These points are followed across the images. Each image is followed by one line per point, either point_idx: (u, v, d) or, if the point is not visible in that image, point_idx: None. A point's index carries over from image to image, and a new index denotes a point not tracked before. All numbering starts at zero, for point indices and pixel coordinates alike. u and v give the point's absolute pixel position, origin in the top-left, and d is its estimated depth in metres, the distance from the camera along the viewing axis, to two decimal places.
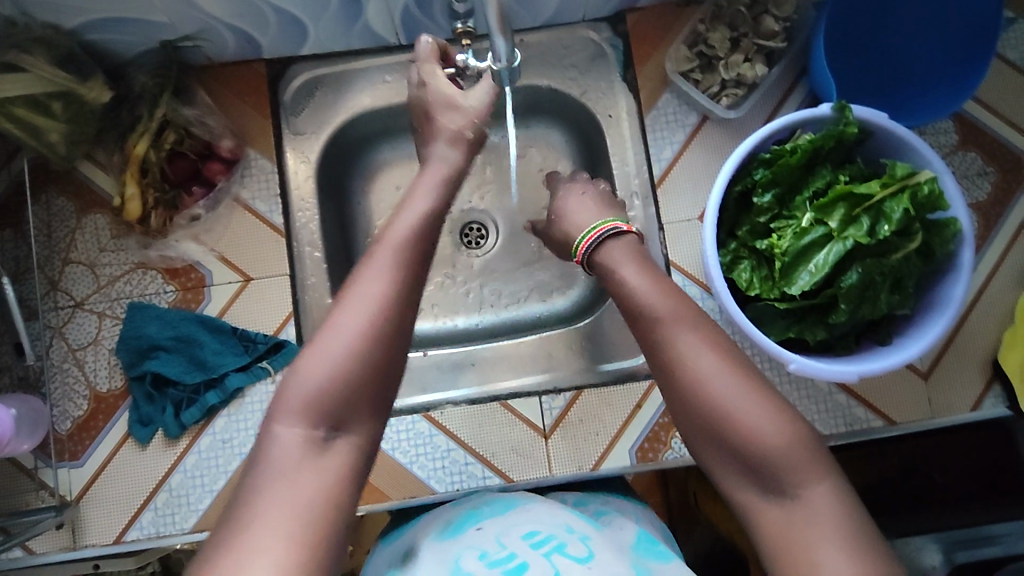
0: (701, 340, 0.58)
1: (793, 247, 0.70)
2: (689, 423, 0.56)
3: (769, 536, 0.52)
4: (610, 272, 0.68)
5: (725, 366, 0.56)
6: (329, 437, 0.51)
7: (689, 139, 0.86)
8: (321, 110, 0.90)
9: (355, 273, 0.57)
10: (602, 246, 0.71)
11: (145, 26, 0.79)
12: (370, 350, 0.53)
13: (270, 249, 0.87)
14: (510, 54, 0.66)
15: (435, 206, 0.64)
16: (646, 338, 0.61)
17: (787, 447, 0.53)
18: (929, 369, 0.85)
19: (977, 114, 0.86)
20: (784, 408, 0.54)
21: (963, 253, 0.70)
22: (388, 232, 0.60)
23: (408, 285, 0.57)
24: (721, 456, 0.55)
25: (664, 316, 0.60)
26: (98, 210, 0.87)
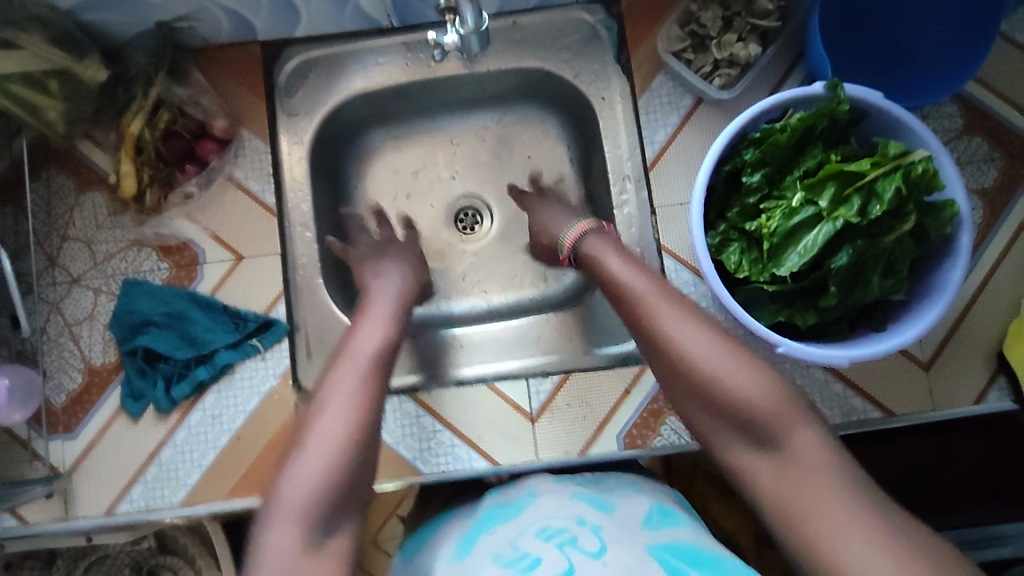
0: (683, 316, 0.63)
1: (782, 227, 0.68)
2: (679, 389, 0.62)
3: (764, 488, 0.56)
4: (596, 263, 0.73)
5: (703, 334, 0.61)
6: (324, 538, 0.55)
7: (683, 121, 0.85)
8: (314, 92, 0.91)
9: (328, 385, 0.64)
10: (587, 246, 0.76)
11: (137, 7, 0.79)
12: (354, 445, 0.59)
13: (262, 227, 0.87)
14: (478, 20, 0.70)
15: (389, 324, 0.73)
16: (632, 319, 0.66)
17: (770, 400, 0.57)
18: (930, 359, 0.82)
19: (984, 97, 0.83)
20: (763, 367, 0.59)
21: (961, 236, 0.68)
22: (353, 348, 0.67)
23: (378, 390, 0.64)
24: (710, 414, 0.60)
25: (644, 295, 0.66)
26: (96, 188, 0.88)
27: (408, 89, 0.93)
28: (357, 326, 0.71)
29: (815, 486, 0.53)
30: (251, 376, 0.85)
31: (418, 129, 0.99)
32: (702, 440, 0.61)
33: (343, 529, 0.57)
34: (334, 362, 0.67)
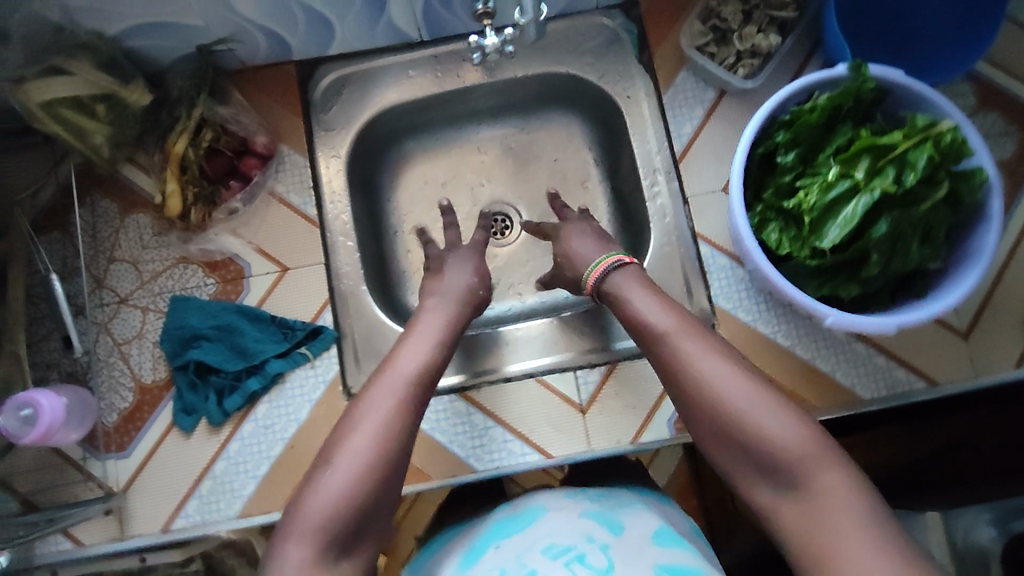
0: (709, 351, 0.61)
1: (821, 202, 0.70)
2: (704, 429, 0.59)
3: (793, 534, 0.53)
4: (615, 292, 0.72)
5: (733, 372, 0.59)
6: (337, 559, 0.55)
7: (708, 115, 0.89)
8: (349, 107, 0.94)
9: (355, 408, 0.62)
10: (612, 274, 0.74)
11: (181, 31, 0.82)
12: (377, 467, 0.57)
13: (306, 239, 0.90)
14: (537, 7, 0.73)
15: (438, 343, 0.70)
16: (654, 354, 0.64)
17: (805, 448, 0.54)
18: (968, 327, 0.84)
19: (994, 75, 0.87)
20: (798, 409, 0.56)
21: (992, 201, 0.70)
22: (392, 370, 0.65)
23: (410, 415, 0.62)
24: (737, 455, 0.57)
25: (666, 326, 0.64)
26: (140, 210, 0.90)
27: (438, 100, 0.96)
28: (396, 350, 0.69)
29: (848, 533, 0.50)
30: (302, 384, 0.86)
31: (447, 138, 1.02)
32: (730, 481, 0.59)
33: (360, 550, 0.56)
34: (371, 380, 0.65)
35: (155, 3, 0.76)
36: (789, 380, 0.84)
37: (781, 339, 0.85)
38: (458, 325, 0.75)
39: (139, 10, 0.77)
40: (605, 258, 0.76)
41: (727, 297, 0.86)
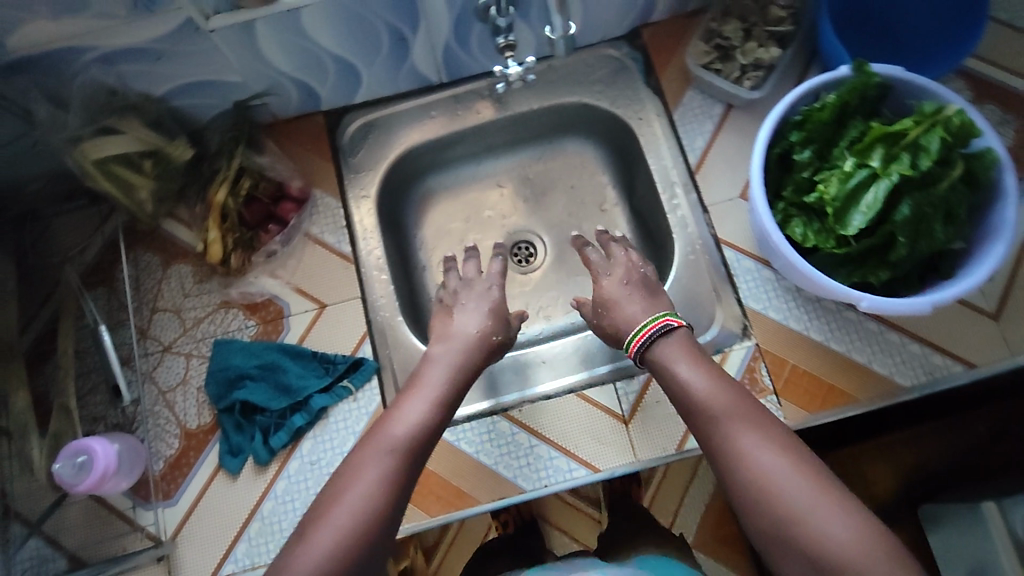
0: (765, 444, 0.63)
1: (841, 191, 0.73)
2: (756, 523, 0.60)
3: None
4: (664, 369, 0.74)
5: (780, 459, 0.61)
6: None
7: (718, 128, 0.93)
8: (376, 150, 0.99)
9: (349, 473, 0.64)
10: (655, 346, 0.76)
11: (221, 89, 0.88)
12: (357, 529, 0.60)
13: (341, 275, 0.92)
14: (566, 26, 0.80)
15: (436, 401, 0.73)
16: (708, 441, 0.66)
17: (858, 550, 0.54)
18: (997, 309, 0.84)
19: (986, 69, 0.92)
20: (856, 511, 0.56)
21: (1006, 177, 0.73)
22: (384, 431, 0.69)
23: (399, 480, 0.65)
24: (793, 554, 0.57)
25: (717, 412, 0.67)
26: (182, 260, 0.93)
27: (458, 136, 1.01)
28: (398, 405, 0.73)
29: None
30: (345, 418, 0.87)
31: (468, 174, 1.07)
32: None
33: None
34: (368, 437, 0.69)
35: (199, 63, 0.82)
36: (828, 374, 0.84)
37: (814, 334, 0.86)
38: (460, 377, 0.78)
39: (184, 70, 0.83)
40: (650, 320, 0.79)
41: (756, 298, 0.88)
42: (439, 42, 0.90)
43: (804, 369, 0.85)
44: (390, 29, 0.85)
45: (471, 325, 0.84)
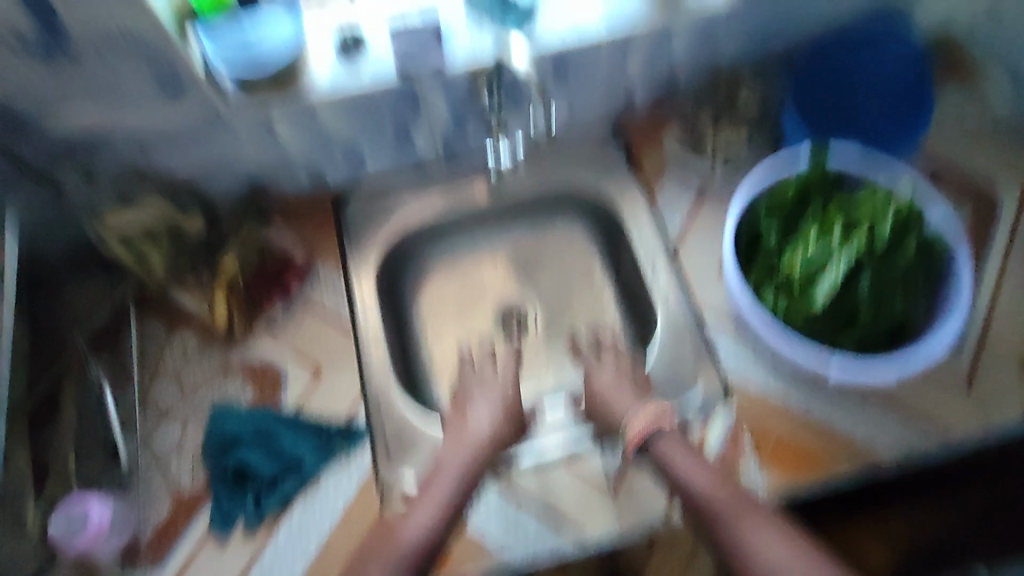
0: (770, 539, 0.74)
1: (807, 262, 0.79)
2: None
3: None
4: (663, 463, 0.81)
5: (784, 554, 0.73)
6: None
7: (695, 207, 1.01)
8: (377, 224, 1.05)
9: None
10: (653, 441, 0.83)
11: (237, 169, 0.96)
12: None
13: (338, 342, 0.97)
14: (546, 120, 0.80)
15: (443, 513, 0.80)
16: (716, 536, 0.76)
17: None
18: (967, 381, 0.87)
19: (939, 156, 1.00)
20: None
21: (956, 252, 0.80)
22: (396, 540, 0.78)
23: None
24: None
25: (721, 509, 0.76)
26: (186, 328, 0.98)
27: (455, 213, 1.09)
28: (415, 506, 0.81)
29: None
30: (336, 483, 0.88)
31: (464, 247, 1.12)
32: None
33: None
34: (387, 545, 0.78)
35: (220, 147, 0.91)
36: (808, 440, 0.85)
37: (794, 400, 0.88)
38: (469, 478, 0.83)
39: (204, 152, 0.91)
40: (642, 411, 0.85)
41: (737, 365, 0.91)
42: (439, 128, 0.99)
43: (783, 438, 0.86)
44: (395, 117, 0.94)
45: (481, 422, 0.88)
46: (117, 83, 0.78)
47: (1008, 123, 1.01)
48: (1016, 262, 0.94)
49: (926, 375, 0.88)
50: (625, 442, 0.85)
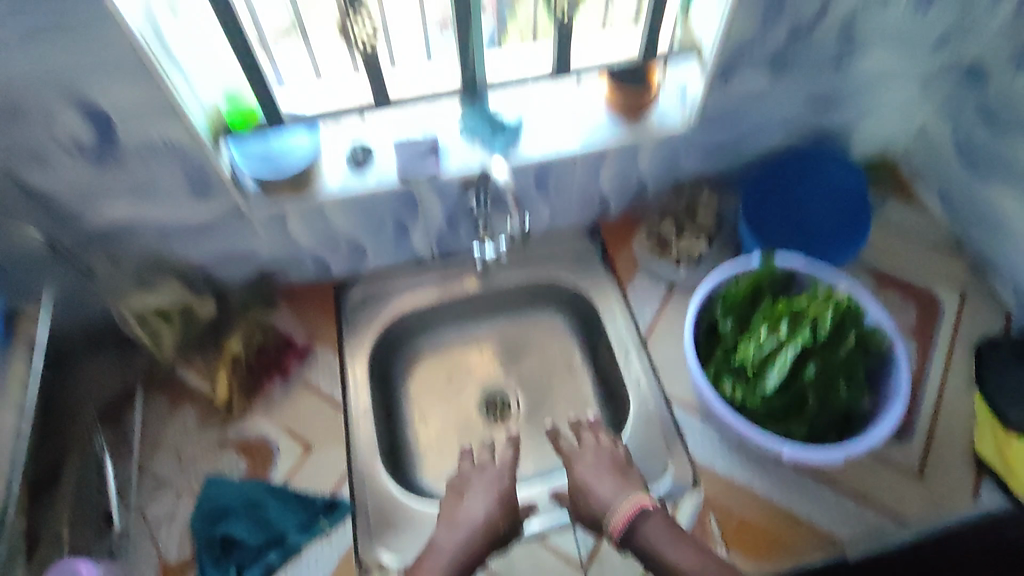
0: None
1: (758, 353, 0.87)
2: None
3: None
4: (650, 548, 0.82)
5: None
6: None
7: (663, 304, 1.11)
8: (373, 313, 1.14)
9: None
10: (638, 525, 0.84)
11: (250, 260, 1.06)
12: None
13: (329, 421, 1.03)
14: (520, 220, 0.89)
15: None
16: None
17: None
18: (919, 466, 0.94)
19: (882, 263, 1.11)
20: None
21: (896, 347, 0.88)
22: None
23: None
24: None
25: None
26: (189, 403, 1.04)
27: (446, 303, 1.18)
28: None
29: None
30: (317, 558, 0.91)
31: (453, 337, 1.22)
32: None
33: None
34: None
35: (237, 240, 1.02)
36: (771, 525, 0.90)
37: (757, 487, 0.94)
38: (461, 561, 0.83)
39: (222, 244, 1.02)
40: (624, 499, 0.86)
41: (703, 451, 0.97)
42: (434, 228, 1.10)
43: (749, 520, 0.91)
44: (395, 219, 1.05)
45: (475, 509, 0.87)
46: (153, 184, 0.89)
47: (945, 234, 1.13)
48: (959, 359, 1.02)
49: (879, 461, 0.94)
50: (609, 532, 0.85)
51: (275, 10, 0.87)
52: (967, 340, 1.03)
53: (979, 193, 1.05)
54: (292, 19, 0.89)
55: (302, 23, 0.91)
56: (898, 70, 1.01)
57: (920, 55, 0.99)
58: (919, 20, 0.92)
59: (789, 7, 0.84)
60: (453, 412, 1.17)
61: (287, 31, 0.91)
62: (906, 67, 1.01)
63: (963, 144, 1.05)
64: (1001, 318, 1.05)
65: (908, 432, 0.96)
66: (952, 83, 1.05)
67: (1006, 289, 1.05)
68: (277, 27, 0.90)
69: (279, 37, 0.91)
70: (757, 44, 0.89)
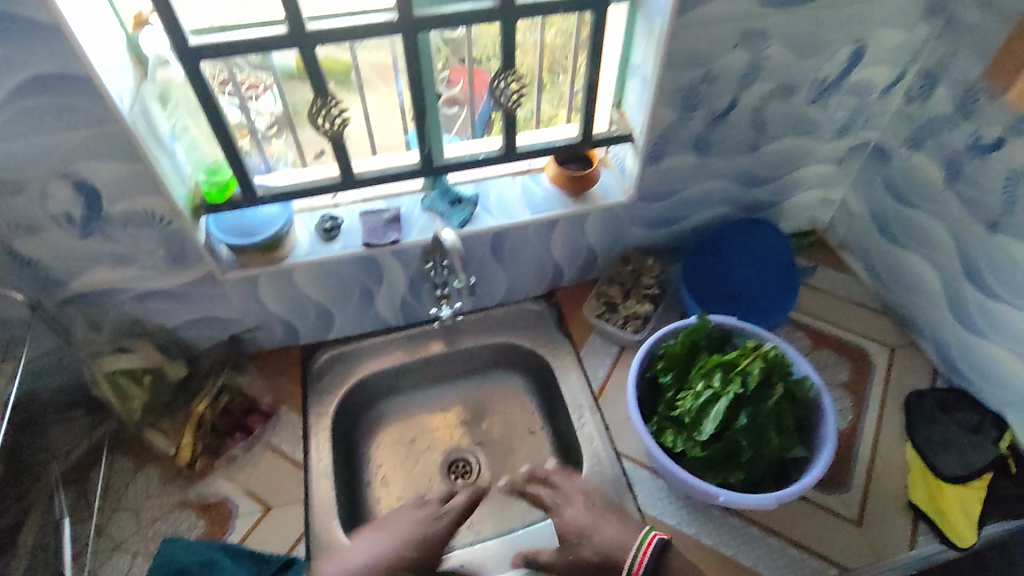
0: None
1: (695, 405, 0.92)
2: None
3: None
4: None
5: None
6: None
7: (614, 363, 1.18)
8: (339, 376, 1.19)
9: None
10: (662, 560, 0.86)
11: (222, 324, 1.12)
12: None
13: (289, 481, 1.06)
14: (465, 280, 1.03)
15: None
16: None
17: None
18: (859, 514, 0.97)
19: (815, 323, 1.19)
20: None
21: (823, 398, 0.94)
22: None
23: None
24: None
25: None
26: (152, 464, 1.07)
27: (410, 366, 1.23)
28: None
29: None
30: None
31: (417, 399, 1.26)
32: None
33: None
34: None
35: (210, 306, 1.08)
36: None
37: (705, 538, 0.96)
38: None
39: (196, 310, 1.08)
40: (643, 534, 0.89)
41: (653, 504, 1.01)
42: (398, 294, 1.18)
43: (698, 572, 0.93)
44: (360, 285, 1.13)
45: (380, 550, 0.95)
46: (134, 252, 0.96)
47: (870, 297, 1.22)
48: (891, 411, 1.08)
49: (821, 510, 0.98)
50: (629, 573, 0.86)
51: (262, 105, 0.97)
52: (897, 393, 1.10)
53: (894, 258, 1.16)
54: (278, 111, 0.99)
55: (288, 116, 0.99)
56: (812, 151, 1.14)
57: (829, 139, 1.13)
58: (822, 110, 1.06)
59: (703, 99, 0.98)
60: (414, 474, 1.19)
61: (275, 122, 0.99)
62: (819, 149, 1.14)
63: (877, 214, 1.17)
64: (926, 372, 1.12)
65: (847, 481, 1.00)
66: (862, 162, 1.18)
67: (928, 344, 1.13)
68: (267, 118, 0.99)
69: (269, 127, 1.00)
70: (681, 130, 1.02)
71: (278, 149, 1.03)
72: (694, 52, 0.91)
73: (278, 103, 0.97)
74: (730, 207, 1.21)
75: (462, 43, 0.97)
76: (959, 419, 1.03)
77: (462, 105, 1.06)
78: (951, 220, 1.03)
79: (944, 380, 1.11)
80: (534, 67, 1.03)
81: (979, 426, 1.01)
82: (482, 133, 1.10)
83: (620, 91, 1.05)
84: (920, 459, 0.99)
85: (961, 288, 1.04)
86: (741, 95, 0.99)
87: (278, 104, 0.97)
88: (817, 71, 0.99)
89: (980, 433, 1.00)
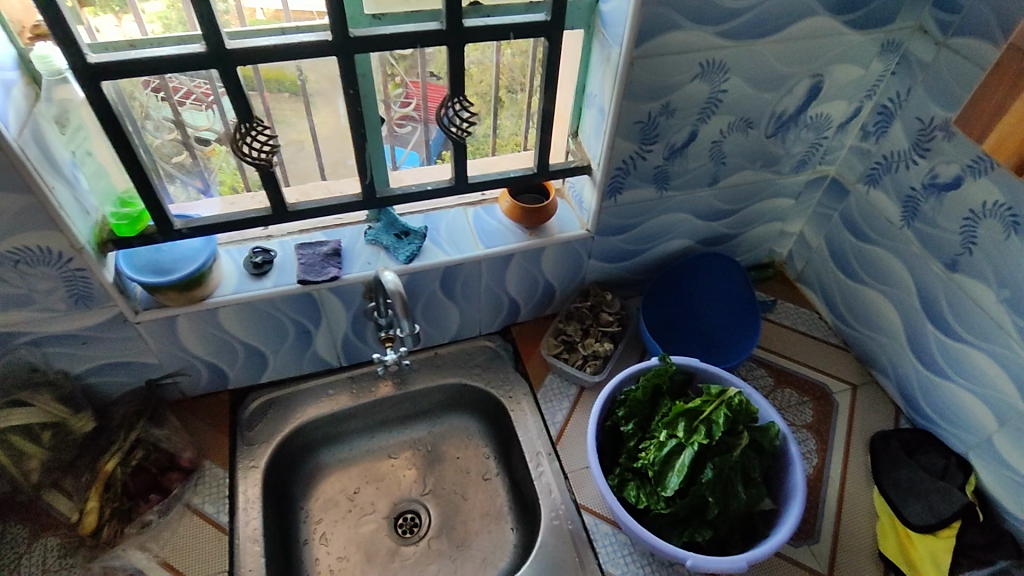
0: None
1: (658, 456, 0.85)
2: None
3: None
4: None
5: None
6: None
7: (572, 406, 1.11)
8: (272, 424, 1.08)
9: None
10: None
11: (138, 369, 1.00)
12: None
13: (212, 547, 0.94)
14: (411, 329, 0.90)
15: None
16: None
17: None
18: (829, 567, 0.92)
19: (778, 361, 1.16)
20: None
21: (790, 446, 0.89)
22: None
23: None
24: None
25: None
26: (51, 532, 0.93)
27: (353, 411, 1.13)
28: None
29: None
30: None
31: (360, 446, 1.16)
32: None
33: None
34: None
35: (123, 351, 0.96)
36: None
37: None
38: None
39: (106, 354, 0.96)
40: None
41: (615, 563, 0.94)
42: (339, 334, 1.08)
43: None
44: (296, 324, 1.03)
45: None
46: (29, 293, 0.84)
47: (830, 333, 1.20)
48: (856, 453, 1.04)
49: (790, 564, 0.93)
50: None
51: (197, 120, 0.89)
52: (861, 434, 1.07)
53: (855, 294, 1.13)
54: (217, 127, 0.91)
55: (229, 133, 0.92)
56: (773, 184, 1.11)
57: (789, 173, 1.10)
58: (781, 144, 1.03)
59: (662, 131, 0.93)
60: (358, 530, 1.08)
61: (214, 138, 0.92)
62: (779, 183, 1.11)
63: (836, 249, 1.15)
64: (888, 412, 1.10)
65: (815, 531, 0.96)
66: (820, 196, 1.16)
67: (889, 383, 1.11)
68: (204, 134, 0.91)
69: (208, 140, 0.92)
70: (641, 163, 0.97)
71: (218, 156, 0.95)
72: (652, 83, 0.86)
73: (218, 117, 0.90)
74: (690, 240, 1.17)
75: (417, 58, 0.90)
76: (924, 463, 1.00)
77: (416, 123, 1.00)
78: (910, 257, 1.01)
79: (907, 421, 1.08)
80: (490, 85, 0.98)
81: (946, 470, 0.98)
82: (437, 156, 1.06)
83: (576, 118, 1.01)
84: (888, 505, 0.96)
85: (920, 326, 1.02)
86: (700, 128, 0.95)
87: (217, 120, 0.90)
88: (776, 105, 0.96)
89: (946, 478, 0.97)
